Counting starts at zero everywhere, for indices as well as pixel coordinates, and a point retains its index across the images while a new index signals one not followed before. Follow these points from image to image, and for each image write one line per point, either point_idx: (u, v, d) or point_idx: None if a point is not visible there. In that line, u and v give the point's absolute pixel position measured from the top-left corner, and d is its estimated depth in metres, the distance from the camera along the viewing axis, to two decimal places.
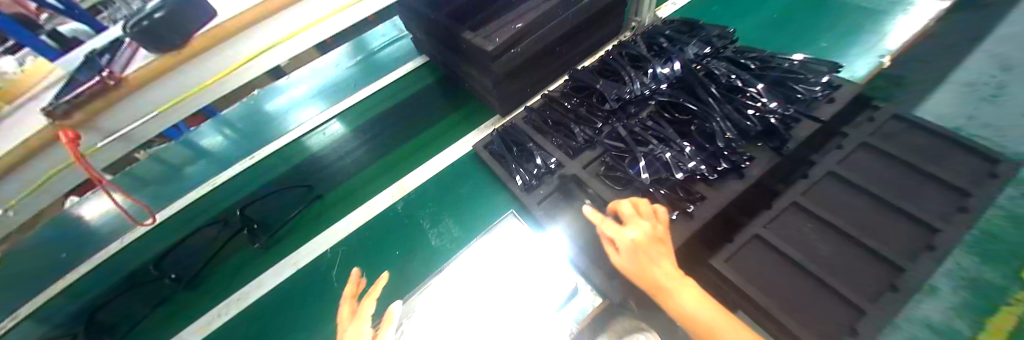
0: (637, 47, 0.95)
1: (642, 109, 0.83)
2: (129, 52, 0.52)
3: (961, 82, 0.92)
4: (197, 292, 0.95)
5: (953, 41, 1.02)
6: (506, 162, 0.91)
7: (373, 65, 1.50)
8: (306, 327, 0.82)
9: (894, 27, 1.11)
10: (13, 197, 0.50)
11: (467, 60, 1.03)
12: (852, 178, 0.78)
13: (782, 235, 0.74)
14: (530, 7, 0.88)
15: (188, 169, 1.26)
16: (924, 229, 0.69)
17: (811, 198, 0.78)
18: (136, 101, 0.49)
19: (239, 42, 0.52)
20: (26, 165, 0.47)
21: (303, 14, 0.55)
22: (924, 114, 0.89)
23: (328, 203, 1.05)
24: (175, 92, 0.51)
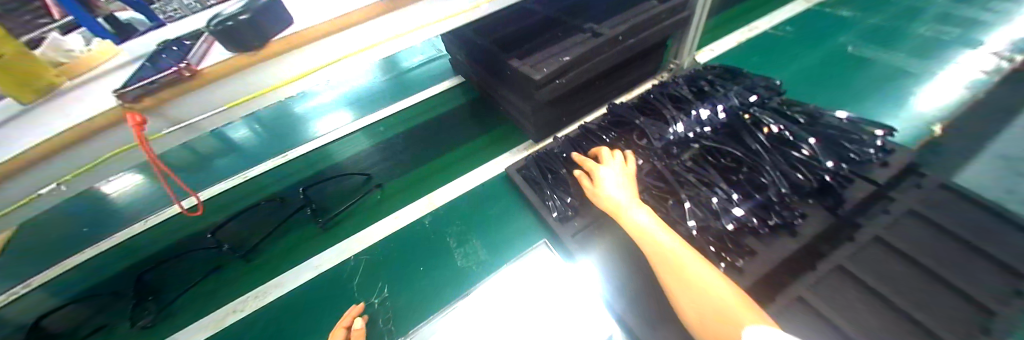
0: (679, 89, 0.95)
1: (683, 152, 0.82)
2: (203, 48, 0.53)
3: (998, 154, 0.89)
4: (256, 265, 0.95)
5: (997, 110, 0.99)
6: (540, 187, 0.90)
7: (409, 79, 1.56)
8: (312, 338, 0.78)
9: (934, 89, 1.08)
10: (63, 176, 0.50)
11: (508, 85, 1.05)
12: (899, 245, 0.73)
13: (827, 299, 0.69)
14: (577, 42, 0.90)
15: (217, 161, 1.31)
16: (980, 309, 0.63)
17: (856, 260, 0.73)
18: (212, 91, 0.51)
19: (314, 49, 0.54)
20: (84, 145, 0.48)
21: (374, 32, 0.57)
22: (972, 184, 0.86)
23: (351, 211, 1.04)
24: (249, 89, 0.54)
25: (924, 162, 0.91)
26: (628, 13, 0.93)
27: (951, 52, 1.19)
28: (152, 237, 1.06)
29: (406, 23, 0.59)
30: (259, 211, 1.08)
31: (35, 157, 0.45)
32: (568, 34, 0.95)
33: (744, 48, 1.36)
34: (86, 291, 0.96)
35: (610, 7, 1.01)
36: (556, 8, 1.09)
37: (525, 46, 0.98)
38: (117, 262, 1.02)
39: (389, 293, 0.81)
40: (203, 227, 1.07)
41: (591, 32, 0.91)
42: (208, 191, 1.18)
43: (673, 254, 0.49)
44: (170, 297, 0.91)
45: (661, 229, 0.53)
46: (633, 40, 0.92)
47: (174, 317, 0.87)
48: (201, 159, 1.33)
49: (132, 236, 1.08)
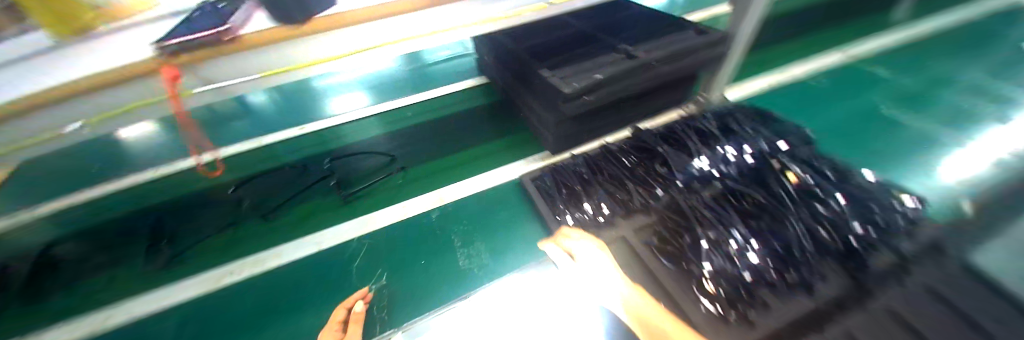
0: (708, 123, 0.94)
1: (704, 188, 0.80)
2: (246, 12, 0.53)
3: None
4: (259, 230, 0.95)
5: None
6: (552, 200, 0.88)
7: (433, 73, 1.58)
8: (300, 316, 0.76)
9: (964, 158, 1.04)
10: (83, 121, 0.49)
11: (533, 92, 1.04)
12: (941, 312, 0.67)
13: None
14: (613, 61, 0.89)
15: (234, 124, 1.33)
16: None
17: None
18: (256, 57, 0.51)
19: (357, 32, 0.54)
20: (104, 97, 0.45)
21: (422, 21, 0.57)
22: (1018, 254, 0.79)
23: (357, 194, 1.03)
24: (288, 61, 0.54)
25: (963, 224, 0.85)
26: (665, 41, 0.92)
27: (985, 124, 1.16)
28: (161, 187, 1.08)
29: (448, 21, 0.60)
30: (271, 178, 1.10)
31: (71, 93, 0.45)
32: (602, 51, 0.94)
33: (775, 91, 1.34)
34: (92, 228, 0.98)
35: (646, 30, 1.00)
36: (592, 24, 1.09)
37: (557, 56, 0.97)
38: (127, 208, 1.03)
39: (388, 280, 0.80)
40: (211, 190, 1.07)
41: (625, 53, 0.90)
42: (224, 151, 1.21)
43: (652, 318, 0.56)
44: (173, 250, 0.91)
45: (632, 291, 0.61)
46: (666, 67, 0.90)
47: (167, 271, 0.87)
48: (218, 119, 1.36)
49: (141, 185, 1.09)
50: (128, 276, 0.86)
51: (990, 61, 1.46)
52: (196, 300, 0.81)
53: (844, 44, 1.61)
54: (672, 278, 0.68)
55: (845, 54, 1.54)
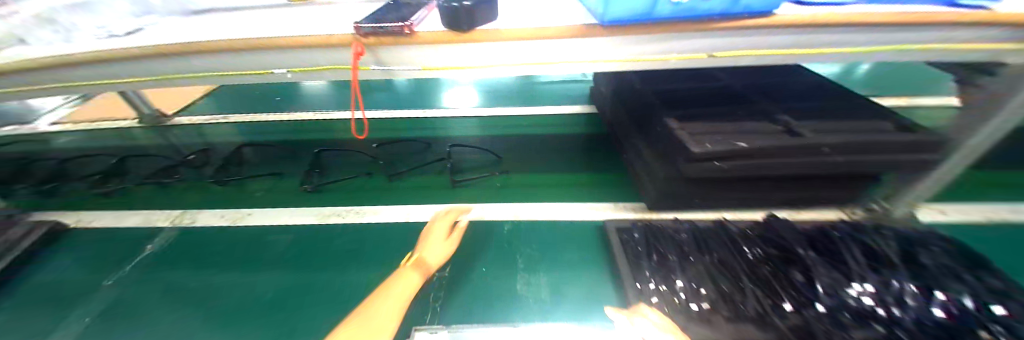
0: (884, 245, 0.75)
1: (859, 325, 0.61)
2: (422, 13, 0.64)
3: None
4: (366, 190, 1.14)
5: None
6: (636, 262, 0.78)
7: (546, 95, 1.70)
8: (378, 272, 0.87)
9: None
10: (292, 67, 0.67)
11: (647, 139, 0.96)
12: None
13: None
14: (759, 131, 0.76)
15: (386, 104, 1.70)
16: None
17: None
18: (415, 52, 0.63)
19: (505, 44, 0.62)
20: (312, 51, 0.64)
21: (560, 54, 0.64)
22: None
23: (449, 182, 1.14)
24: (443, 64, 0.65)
25: None
26: (838, 126, 0.76)
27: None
28: (328, 130, 1.51)
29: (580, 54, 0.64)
30: (395, 148, 1.35)
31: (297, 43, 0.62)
32: (751, 116, 0.81)
33: (999, 224, 0.93)
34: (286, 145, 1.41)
35: (819, 106, 0.84)
36: (745, 82, 0.96)
37: (693, 107, 0.86)
38: (306, 140, 1.44)
39: (449, 274, 0.83)
40: (352, 140, 1.43)
41: (784, 127, 0.76)
42: (374, 119, 1.55)
43: None
44: (328, 179, 1.19)
45: None
46: (840, 157, 0.73)
47: (305, 199, 1.12)
48: (380, 98, 1.76)
49: (316, 136, 1.47)
50: (287, 190, 1.16)
51: None
52: (312, 228, 1.01)
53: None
54: None
55: None
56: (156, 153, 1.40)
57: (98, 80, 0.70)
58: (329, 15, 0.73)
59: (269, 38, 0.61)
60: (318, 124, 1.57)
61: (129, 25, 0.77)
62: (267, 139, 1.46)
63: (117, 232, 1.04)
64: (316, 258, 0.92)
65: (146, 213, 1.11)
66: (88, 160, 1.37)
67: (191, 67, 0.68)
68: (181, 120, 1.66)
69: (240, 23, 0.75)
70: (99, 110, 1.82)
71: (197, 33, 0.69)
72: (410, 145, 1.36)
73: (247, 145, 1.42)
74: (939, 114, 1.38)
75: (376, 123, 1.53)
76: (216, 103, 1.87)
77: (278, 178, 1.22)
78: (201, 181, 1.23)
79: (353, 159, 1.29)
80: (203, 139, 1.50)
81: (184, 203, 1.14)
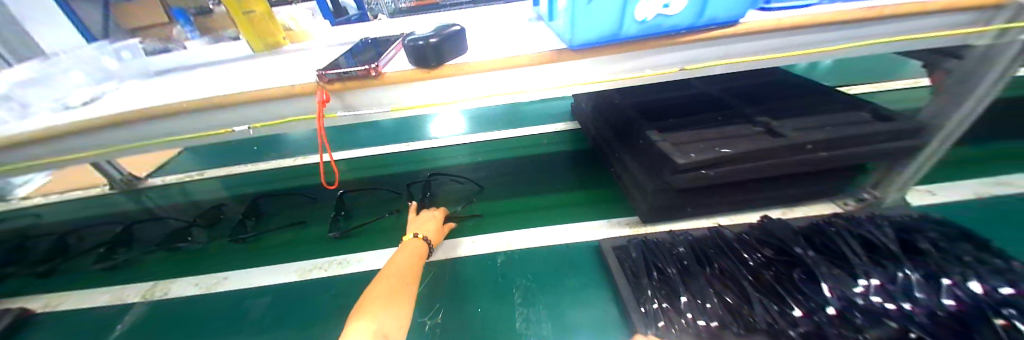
0: (881, 236, 0.74)
1: (870, 325, 0.59)
2: (390, 56, 0.62)
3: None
4: (351, 236, 1.08)
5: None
6: (639, 281, 0.74)
7: (528, 115, 1.71)
8: None
9: None
10: (257, 121, 0.63)
11: (631, 151, 0.96)
12: None
13: None
14: (742, 135, 0.76)
15: (365, 139, 1.67)
16: None
17: None
18: (389, 92, 0.61)
19: (480, 77, 0.60)
20: (276, 101, 0.61)
21: (536, 80, 0.62)
22: None
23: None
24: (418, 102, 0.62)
25: None
26: (816, 122, 0.77)
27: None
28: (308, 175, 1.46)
29: (557, 78, 0.63)
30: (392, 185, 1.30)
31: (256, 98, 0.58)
32: (732, 121, 0.81)
33: (983, 203, 0.95)
34: (264, 195, 1.35)
35: (799, 104, 0.85)
36: (721, 87, 0.97)
37: (671, 118, 0.87)
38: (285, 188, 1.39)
39: (442, 319, 0.78)
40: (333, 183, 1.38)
41: (765, 128, 0.77)
42: (354, 157, 1.51)
43: None
44: (355, 223, 1.13)
45: None
46: (823, 152, 0.74)
47: (285, 253, 1.06)
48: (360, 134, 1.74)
49: (295, 182, 1.42)
50: (267, 245, 1.10)
51: None
52: (295, 285, 0.95)
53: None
54: None
55: None
56: (125, 219, 1.32)
57: (52, 159, 0.64)
58: (293, 64, 0.70)
59: (231, 95, 0.58)
60: (297, 169, 1.52)
61: (85, 94, 0.71)
62: (244, 192, 1.40)
63: (83, 312, 0.95)
64: (302, 318, 0.85)
65: (116, 288, 1.02)
66: (51, 235, 1.27)
67: (147, 134, 0.64)
68: (155, 180, 1.59)
69: (198, 80, 0.72)
70: (66, 180, 1.73)
71: (152, 98, 0.65)
72: (395, 181, 1.32)
73: (263, 195, 1.34)
74: (905, 96, 1.43)
75: (357, 161, 1.48)
76: (191, 159, 1.81)
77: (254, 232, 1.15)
78: (218, 242, 1.14)
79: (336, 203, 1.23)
80: (177, 199, 1.42)
81: (165, 272, 1.05)
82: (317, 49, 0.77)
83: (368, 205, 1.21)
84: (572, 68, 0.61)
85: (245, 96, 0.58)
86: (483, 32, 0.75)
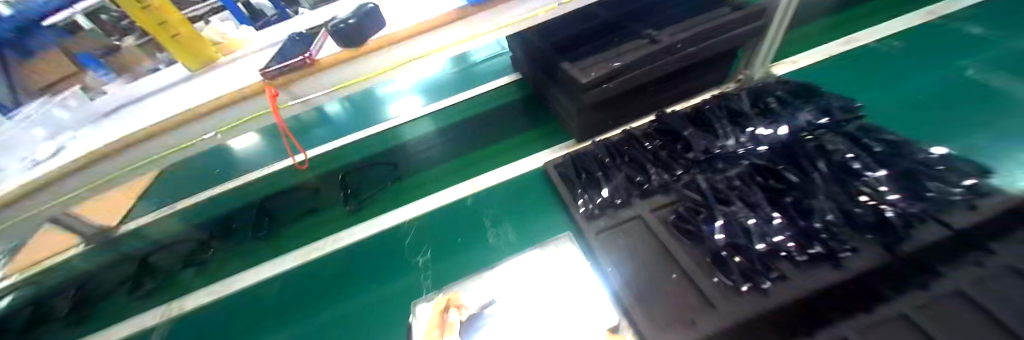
0: (739, 102, 0.94)
1: (730, 167, 0.81)
2: (319, 44, 0.71)
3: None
4: (334, 218, 1.19)
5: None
6: (573, 185, 0.93)
7: (473, 75, 1.79)
8: (380, 279, 0.95)
9: None
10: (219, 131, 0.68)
11: (556, 83, 1.11)
12: None
13: (949, 327, 0.53)
14: (630, 49, 0.92)
15: (318, 132, 1.70)
16: None
17: (986, 289, 0.56)
18: (336, 75, 0.71)
19: (405, 45, 0.71)
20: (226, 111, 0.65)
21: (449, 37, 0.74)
22: None
23: (411, 183, 1.22)
24: (352, 75, 0.72)
25: None
26: (687, 25, 0.93)
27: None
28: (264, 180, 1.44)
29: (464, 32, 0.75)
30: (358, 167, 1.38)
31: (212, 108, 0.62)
32: (625, 39, 0.97)
33: (838, 63, 1.19)
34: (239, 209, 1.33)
35: (679, 12, 1.01)
36: (622, 12, 1.11)
37: (580, 48, 1.01)
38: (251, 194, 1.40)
39: (431, 256, 0.96)
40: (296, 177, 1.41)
41: (649, 39, 0.93)
42: (315, 150, 1.55)
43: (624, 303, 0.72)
44: (366, 194, 1.23)
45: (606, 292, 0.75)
46: (692, 48, 0.92)
47: (274, 249, 1.15)
48: (308, 126, 1.76)
49: (255, 183, 1.44)
50: (255, 248, 1.17)
51: None
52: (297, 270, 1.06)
53: None
54: (686, 253, 0.70)
55: (932, 13, 1.28)
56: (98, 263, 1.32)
57: None
58: (229, 73, 0.71)
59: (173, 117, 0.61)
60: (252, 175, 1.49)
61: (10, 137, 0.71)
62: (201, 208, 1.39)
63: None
64: (316, 293, 0.98)
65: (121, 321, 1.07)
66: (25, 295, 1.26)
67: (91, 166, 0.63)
68: None
69: (120, 111, 0.65)
70: None
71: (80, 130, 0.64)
72: (361, 163, 1.39)
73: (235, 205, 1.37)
74: None
75: (317, 154, 1.53)
76: None
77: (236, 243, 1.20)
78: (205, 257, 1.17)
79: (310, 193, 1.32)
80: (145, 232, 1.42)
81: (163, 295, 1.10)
82: (251, 55, 0.76)
83: (338, 188, 1.30)
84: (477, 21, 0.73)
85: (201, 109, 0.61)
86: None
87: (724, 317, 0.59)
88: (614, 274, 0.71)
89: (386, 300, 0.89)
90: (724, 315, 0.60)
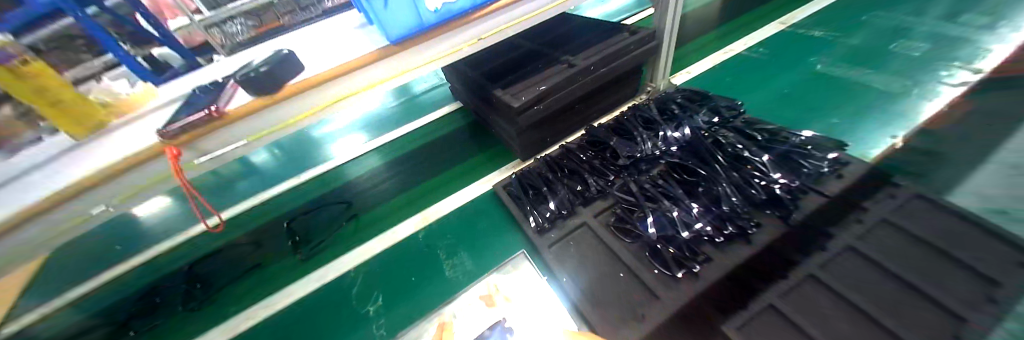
0: (646, 110, 1.05)
1: (652, 168, 0.90)
2: (229, 94, 0.66)
3: (971, 172, 0.86)
4: (268, 277, 1.06)
5: (967, 121, 0.99)
6: (521, 203, 0.95)
7: (414, 107, 1.78)
8: (329, 336, 0.87)
9: (910, 107, 1.07)
10: (116, 198, 0.61)
11: (494, 109, 1.15)
12: (909, 230, 0.69)
13: (841, 277, 0.65)
14: (554, 73, 1.00)
15: (243, 184, 1.53)
16: (972, 278, 0.61)
17: (869, 242, 0.69)
18: (247, 126, 0.66)
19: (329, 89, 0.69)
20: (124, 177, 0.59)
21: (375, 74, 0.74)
22: (945, 174, 0.87)
23: (346, 233, 1.14)
24: (270, 123, 0.68)
25: (891, 155, 0.93)
26: (600, 47, 1.04)
27: (933, 70, 1.19)
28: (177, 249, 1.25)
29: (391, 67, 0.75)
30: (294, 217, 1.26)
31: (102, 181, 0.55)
32: (546, 66, 1.05)
33: (726, 69, 1.40)
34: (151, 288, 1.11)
35: (591, 38, 1.13)
36: (542, 40, 1.21)
37: (509, 76, 1.08)
38: (159, 267, 1.19)
39: (384, 302, 0.90)
40: (217, 238, 1.24)
41: (567, 63, 1.02)
42: (240, 205, 1.39)
43: None
44: (315, 242, 1.12)
45: None
46: (605, 68, 1.02)
47: (194, 326, 0.99)
48: (230, 179, 1.58)
49: (167, 252, 1.24)
50: (170, 329, 0.99)
51: (933, 7, 1.50)
52: None
53: (797, 10, 1.66)
54: (628, 251, 0.75)
55: (787, 22, 1.58)
56: None
57: None
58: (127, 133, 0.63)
59: (50, 200, 0.52)
60: (160, 246, 1.28)
61: None
62: (94, 293, 1.17)
63: None
64: None
65: None
66: None
67: None
68: None
69: None
70: None
71: None
72: (298, 212, 1.28)
73: (139, 282, 1.15)
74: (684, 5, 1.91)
75: (244, 209, 1.37)
76: None
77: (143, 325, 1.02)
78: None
79: (236, 253, 1.16)
80: None
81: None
82: (151, 110, 0.67)
83: (271, 243, 1.17)
84: (398, 60, 0.74)
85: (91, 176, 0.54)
86: (320, 41, 0.80)
87: (669, 305, 0.65)
88: (569, 283, 0.73)
89: None
90: (668, 303, 0.65)
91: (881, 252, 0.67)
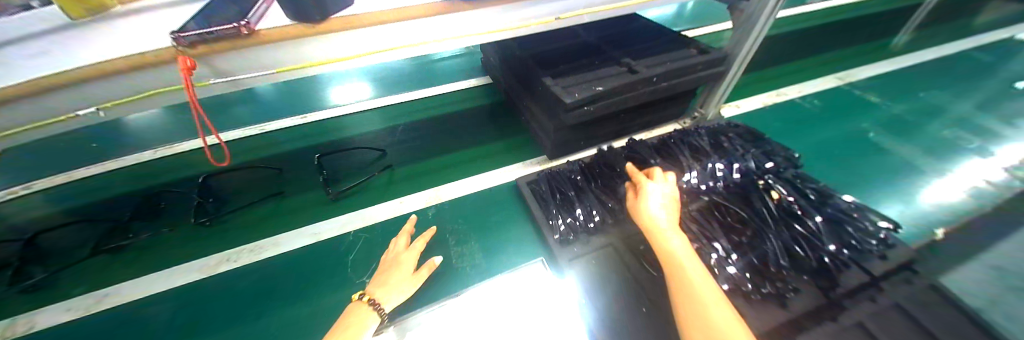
0: (697, 138, 0.98)
1: (693, 201, 0.84)
2: (260, 10, 0.56)
3: (990, 264, 0.86)
4: (256, 218, 0.98)
5: (1009, 219, 0.95)
6: (546, 205, 0.89)
7: (438, 71, 1.67)
8: (315, 297, 0.81)
9: (964, 192, 1.01)
10: (117, 99, 0.51)
11: (534, 97, 1.07)
12: (922, 321, 0.65)
13: None
14: (611, 75, 0.92)
15: (241, 110, 1.42)
16: None
17: (878, 321, 0.65)
18: (281, 52, 0.57)
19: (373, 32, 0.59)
20: (121, 77, 0.49)
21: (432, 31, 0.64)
22: (980, 278, 0.83)
23: (380, 182, 1.09)
24: (304, 59, 0.59)
25: (933, 242, 0.88)
26: (663, 58, 0.96)
27: (991, 160, 1.13)
28: (158, 165, 1.14)
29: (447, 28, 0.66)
30: (292, 160, 1.18)
31: (111, 70, 0.47)
32: (602, 64, 0.96)
33: (773, 112, 1.34)
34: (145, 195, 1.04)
35: (653, 45, 1.04)
36: (598, 35, 1.12)
37: (562, 66, 0.99)
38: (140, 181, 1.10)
39: None
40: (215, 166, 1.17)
41: (627, 67, 0.94)
42: (236, 132, 1.29)
43: (677, 251, 0.59)
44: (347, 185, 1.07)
45: (682, 241, 0.61)
46: (666, 83, 0.95)
47: (165, 252, 0.91)
48: (228, 103, 1.47)
49: (148, 164, 1.15)
50: (141, 251, 0.91)
51: (980, 94, 1.47)
52: (196, 283, 0.85)
53: (851, 69, 1.60)
54: (654, 286, 0.71)
55: (839, 79, 1.52)
56: None
57: None
58: (138, 26, 0.54)
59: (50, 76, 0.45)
60: (140, 156, 1.17)
61: None
62: (57, 189, 1.06)
63: None
64: (223, 310, 0.79)
65: None
66: None
67: None
68: None
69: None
70: None
71: None
72: (297, 155, 1.19)
73: (113, 190, 1.06)
74: None
75: (239, 137, 1.27)
76: None
77: (145, 233, 0.93)
78: (80, 251, 0.90)
79: (228, 185, 1.08)
80: None
81: (16, 305, 0.80)
82: (168, 9, 0.59)
83: (265, 181, 1.09)
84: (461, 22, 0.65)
85: (94, 68, 0.46)
86: None
87: None
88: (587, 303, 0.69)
89: (319, 324, 0.75)
90: None
91: (886, 330, 0.64)
